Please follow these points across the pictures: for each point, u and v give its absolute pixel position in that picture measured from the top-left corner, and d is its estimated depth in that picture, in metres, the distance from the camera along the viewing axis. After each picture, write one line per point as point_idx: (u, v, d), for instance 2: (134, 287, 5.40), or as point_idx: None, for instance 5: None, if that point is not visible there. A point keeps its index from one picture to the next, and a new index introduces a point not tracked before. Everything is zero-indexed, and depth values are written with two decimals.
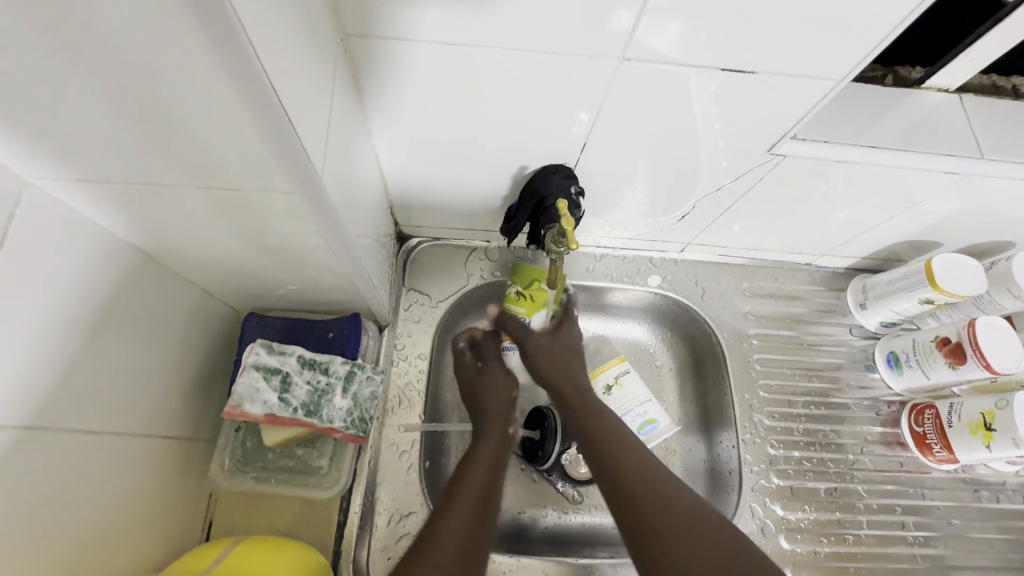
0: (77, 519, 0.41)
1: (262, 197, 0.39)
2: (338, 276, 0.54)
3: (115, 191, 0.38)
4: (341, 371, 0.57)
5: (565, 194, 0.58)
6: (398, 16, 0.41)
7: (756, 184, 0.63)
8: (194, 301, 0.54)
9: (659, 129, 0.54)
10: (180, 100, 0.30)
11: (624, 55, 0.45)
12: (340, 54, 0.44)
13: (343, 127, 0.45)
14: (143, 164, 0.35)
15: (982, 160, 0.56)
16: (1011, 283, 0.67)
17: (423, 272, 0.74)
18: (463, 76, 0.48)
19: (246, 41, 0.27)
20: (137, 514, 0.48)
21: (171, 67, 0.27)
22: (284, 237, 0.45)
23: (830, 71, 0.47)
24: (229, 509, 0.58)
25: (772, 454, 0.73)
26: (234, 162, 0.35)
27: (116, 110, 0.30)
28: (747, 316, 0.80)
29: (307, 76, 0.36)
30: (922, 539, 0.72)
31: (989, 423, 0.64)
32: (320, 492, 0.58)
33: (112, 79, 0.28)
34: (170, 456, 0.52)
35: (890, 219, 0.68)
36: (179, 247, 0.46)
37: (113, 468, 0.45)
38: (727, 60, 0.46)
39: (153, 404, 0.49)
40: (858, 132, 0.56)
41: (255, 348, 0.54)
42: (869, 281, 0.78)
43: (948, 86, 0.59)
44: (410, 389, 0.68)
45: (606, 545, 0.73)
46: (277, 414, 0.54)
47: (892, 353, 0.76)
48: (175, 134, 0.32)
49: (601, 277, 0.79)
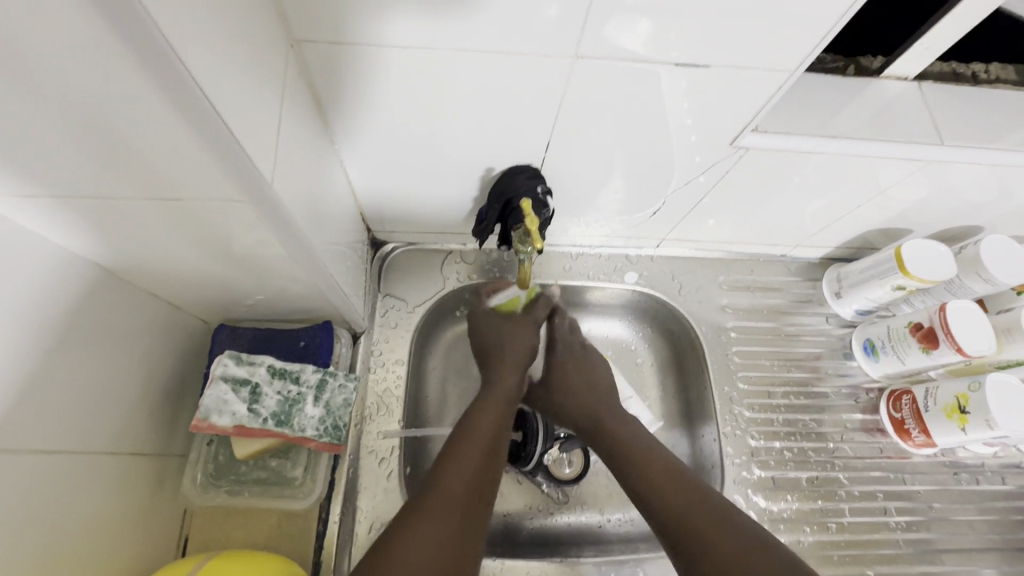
0: (42, 542, 0.41)
1: (218, 209, 0.39)
2: (306, 284, 0.53)
3: (64, 209, 0.37)
4: (312, 380, 0.57)
5: (530, 194, 0.58)
6: (350, 21, 0.41)
7: (723, 176, 0.63)
8: (160, 315, 0.53)
9: (625, 124, 0.54)
10: (116, 113, 0.29)
11: (578, 52, 0.45)
12: (292, 62, 0.43)
13: (300, 134, 0.45)
14: (89, 180, 0.35)
15: (943, 146, 0.56)
16: (980, 266, 0.68)
17: (399, 277, 0.74)
18: (421, 80, 0.47)
19: (180, 65, 0.28)
20: (108, 534, 0.47)
21: (106, 82, 0.28)
22: (245, 247, 0.45)
23: (785, 63, 0.47)
24: (205, 525, 0.57)
25: (753, 446, 0.73)
26: (182, 173, 0.35)
27: (52, 128, 0.30)
28: (725, 309, 0.80)
29: (251, 80, 0.35)
30: (905, 524, 0.72)
31: (964, 406, 0.65)
32: (294, 504, 0.57)
33: (45, 97, 0.28)
34: (141, 472, 0.52)
35: (859, 208, 0.68)
36: (138, 262, 0.46)
37: (78, 489, 0.44)
38: (682, 55, 0.46)
39: (120, 421, 0.49)
40: (821, 122, 0.57)
41: (222, 360, 0.54)
42: (843, 270, 0.79)
43: (908, 74, 0.60)
44: (388, 396, 0.68)
45: (593, 544, 0.73)
46: (247, 425, 0.53)
47: (869, 340, 0.76)
48: (119, 149, 0.32)
49: (578, 275, 0.79)
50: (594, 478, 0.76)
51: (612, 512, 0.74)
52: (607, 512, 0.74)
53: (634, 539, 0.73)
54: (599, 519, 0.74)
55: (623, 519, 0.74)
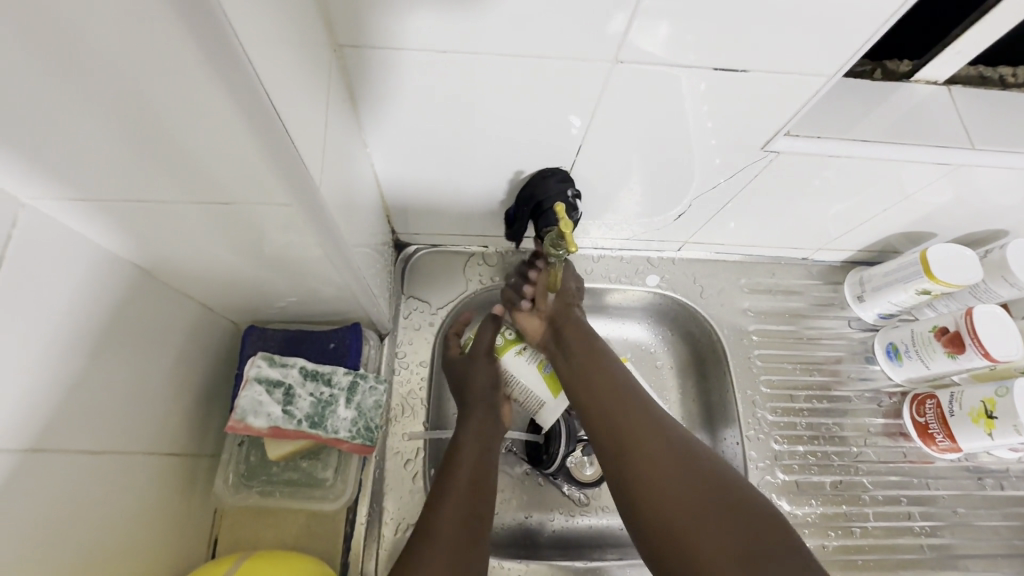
0: (85, 538, 0.41)
1: (262, 211, 0.39)
2: (337, 286, 0.53)
3: (112, 211, 0.38)
4: (344, 382, 0.57)
5: (562, 198, 0.58)
6: (388, 24, 0.41)
7: (751, 180, 0.63)
8: (193, 316, 0.53)
9: (654, 127, 0.54)
10: (175, 114, 0.30)
11: (617, 57, 0.45)
12: (333, 66, 0.44)
13: (337, 137, 0.45)
14: (140, 183, 0.35)
15: (975, 151, 0.56)
16: (1006, 271, 0.68)
17: (422, 279, 0.74)
18: (455, 83, 0.48)
19: (247, 65, 0.28)
20: (146, 532, 0.48)
21: (171, 86, 0.28)
22: (282, 248, 0.45)
23: (822, 67, 0.47)
24: (235, 525, 0.58)
25: (776, 450, 0.73)
26: (231, 176, 0.35)
27: (110, 130, 0.30)
28: (747, 312, 0.80)
29: (301, 84, 0.36)
30: (929, 529, 0.72)
31: (991, 411, 0.65)
32: (325, 504, 0.58)
33: (109, 100, 0.28)
34: (175, 472, 0.52)
35: (886, 211, 0.68)
36: (177, 263, 0.46)
37: (115, 486, 0.45)
38: (716, 60, 0.46)
39: (158, 420, 0.49)
40: (851, 126, 0.57)
41: (256, 361, 0.54)
42: (866, 274, 0.79)
43: (937, 78, 0.60)
44: (413, 397, 0.68)
45: (615, 547, 0.72)
46: (281, 426, 0.53)
47: (892, 344, 0.76)
48: (173, 152, 0.33)
49: (599, 278, 0.79)
50: None
51: None
52: None
53: None
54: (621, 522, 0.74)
55: None
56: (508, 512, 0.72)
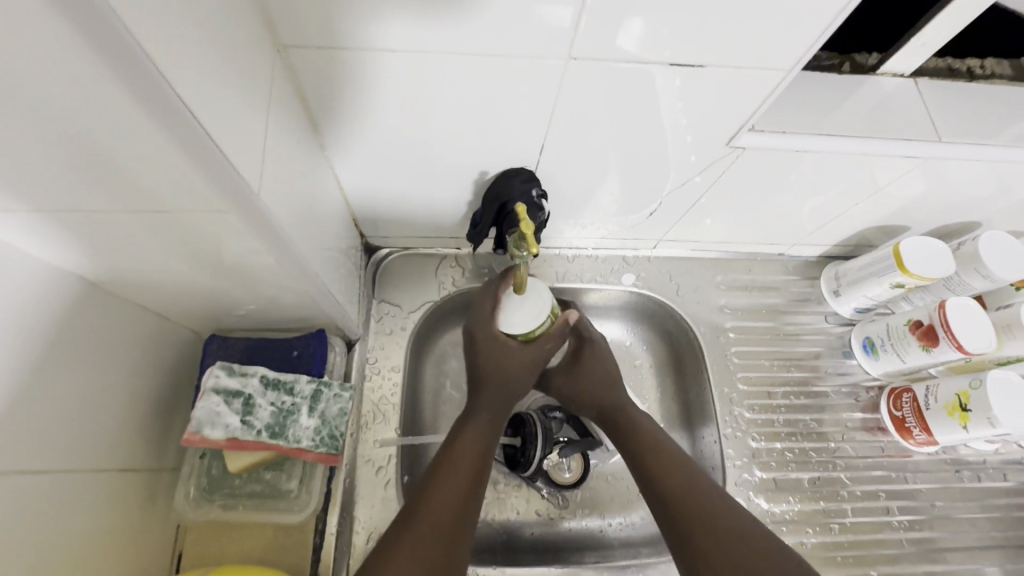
0: (37, 560, 0.40)
1: (204, 220, 0.38)
2: (297, 293, 0.52)
3: (45, 224, 0.36)
4: (307, 390, 0.56)
5: (526, 198, 0.58)
6: (334, 25, 0.40)
7: (720, 176, 0.62)
8: (148, 328, 0.52)
9: (621, 124, 0.53)
10: (96, 122, 0.29)
11: (571, 53, 0.44)
12: (277, 66, 0.42)
13: (286, 141, 0.44)
14: (69, 194, 0.34)
15: (941, 143, 0.56)
16: (978, 262, 0.67)
17: (393, 283, 0.73)
18: (414, 83, 0.47)
19: (144, 54, 0.26)
20: (104, 551, 0.47)
21: (83, 94, 0.27)
22: (237, 257, 0.44)
23: (779, 62, 0.46)
24: (197, 541, 0.57)
25: (754, 447, 0.73)
26: (164, 183, 0.34)
27: (21, 138, 0.29)
28: (723, 309, 0.80)
29: (231, 85, 0.35)
30: (907, 523, 0.72)
31: (965, 404, 0.65)
32: (289, 517, 0.57)
33: (17, 108, 0.27)
34: (132, 488, 0.51)
35: (857, 206, 0.68)
36: (127, 275, 0.45)
37: (69, 505, 0.43)
38: (677, 55, 0.45)
39: (111, 437, 0.48)
40: (818, 120, 0.56)
41: (213, 371, 0.53)
42: (841, 268, 0.78)
43: (903, 71, 0.59)
44: (385, 403, 0.67)
45: (594, 549, 0.72)
46: (240, 437, 0.52)
47: (868, 338, 0.76)
48: (99, 160, 0.31)
49: (574, 279, 0.78)
50: (594, 482, 0.75)
51: (613, 516, 0.74)
52: (609, 517, 0.74)
53: (635, 543, 0.72)
54: (601, 523, 0.73)
55: (624, 523, 0.74)
56: (485, 517, 0.71)
